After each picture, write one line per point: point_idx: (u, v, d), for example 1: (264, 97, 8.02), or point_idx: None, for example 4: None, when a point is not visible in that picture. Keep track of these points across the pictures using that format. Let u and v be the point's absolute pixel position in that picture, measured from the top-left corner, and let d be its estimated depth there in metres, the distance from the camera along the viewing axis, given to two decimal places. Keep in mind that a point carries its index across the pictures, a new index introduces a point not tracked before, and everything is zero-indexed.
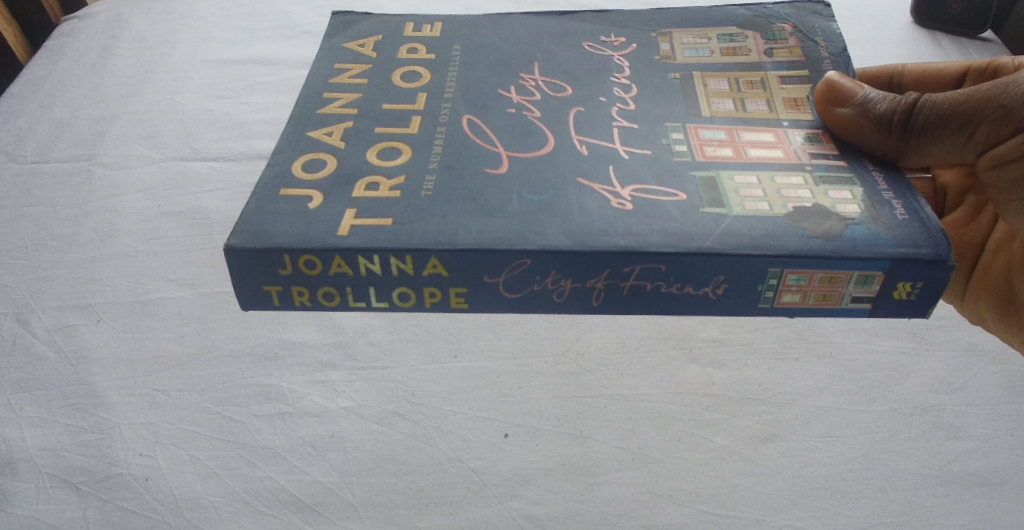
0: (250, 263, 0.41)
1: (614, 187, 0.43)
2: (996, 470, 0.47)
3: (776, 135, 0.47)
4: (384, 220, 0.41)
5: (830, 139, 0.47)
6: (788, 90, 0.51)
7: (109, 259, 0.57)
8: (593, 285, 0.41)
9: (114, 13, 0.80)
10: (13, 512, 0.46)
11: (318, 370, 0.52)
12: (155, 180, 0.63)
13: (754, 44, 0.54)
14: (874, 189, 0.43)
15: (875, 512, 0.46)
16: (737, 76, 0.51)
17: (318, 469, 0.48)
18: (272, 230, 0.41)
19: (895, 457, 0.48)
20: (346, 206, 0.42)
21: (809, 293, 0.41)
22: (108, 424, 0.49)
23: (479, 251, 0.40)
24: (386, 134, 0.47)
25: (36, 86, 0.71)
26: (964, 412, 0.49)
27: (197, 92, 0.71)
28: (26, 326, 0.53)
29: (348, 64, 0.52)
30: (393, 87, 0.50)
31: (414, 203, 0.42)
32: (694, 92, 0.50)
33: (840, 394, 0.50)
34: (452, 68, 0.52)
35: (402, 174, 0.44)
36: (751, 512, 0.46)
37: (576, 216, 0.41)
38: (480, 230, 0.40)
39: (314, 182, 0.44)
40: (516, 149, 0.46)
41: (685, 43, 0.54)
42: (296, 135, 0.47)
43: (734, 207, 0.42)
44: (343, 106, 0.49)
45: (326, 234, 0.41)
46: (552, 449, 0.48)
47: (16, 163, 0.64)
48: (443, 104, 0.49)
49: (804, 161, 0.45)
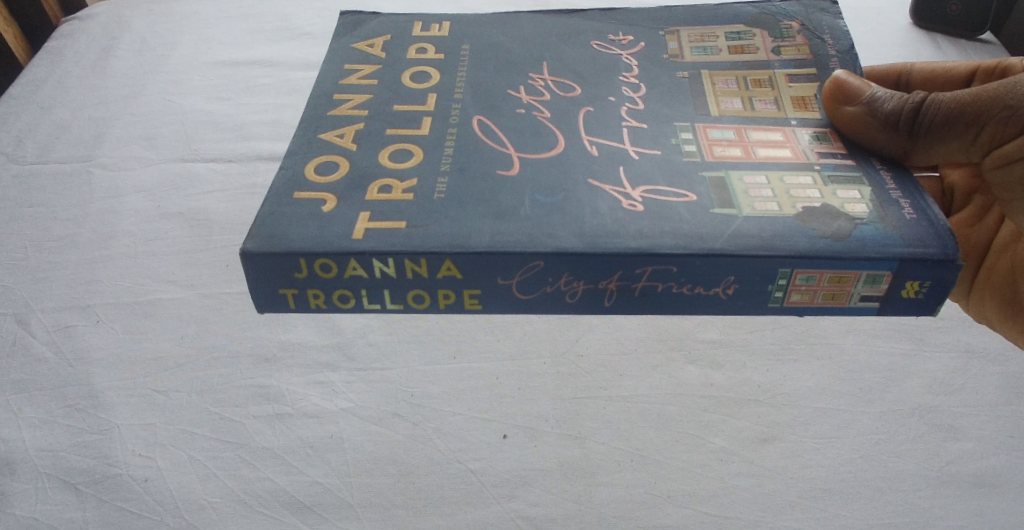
0: (266, 268, 0.41)
1: (623, 186, 0.43)
2: (995, 470, 0.47)
3: (784, 133, 0.48)
4: (401, 222, 0.41)
5: (837, 137, 0.47)
6: (795, 88, 0.51)
7: (108, 261, 0.57)
8: (605, 286, 0.41)
9: (115, 14, 0.80)
10: (12, 513, 0.46)
11: (318, 371, 0.52)
12: (155, 181, 0.63)
13: (762, 41, 0.54)
14: (882, 187, 0.44)
15: (873, 513, 0.46)
16: (745, 74, 0.51)
17: (318, 470, 0.48)
18: (288, 234, 0.41)
19: (895, 458, 0.48)
20: (361, 209, 0.42)
21: (816, 292, 0.41)
22: (108, 425, 0.49)
23: (493, 254, 0.40)
24: (399, 135, 0.47)
25: (36, 88, 0.71)
26: (964, 413, 0.49)
27: (198, 93, 0.71)
28: (26, 327, 0.53)
29: (357, 64, 0.52)
30: (403, 88, 0.50)
31: (427, 206, 0.42)
32: (702, 90, 0.50)
33: (839, 395, 0.50)
34: (462, 67, 0.52)
35: (415, 175, 0.44)
36: (749, 513, 0.46)
37: (588, 219, 0.41)
38: (494, 232, 0.41)
39: (329, 186, 0.44)
40: (528, 150, 0.46)
41: (693, 41, 0.54)
42: (307, 137, 0.47)
43: (744, 207, 0.42)
44: (353, 106, 0.49)
45: (340, 237, 0.41)
46: (551, 450, 0.48)
47: (15, 164, 0.64)
48: (454, 104, 0.49)
49: (812, 160, 0.45)
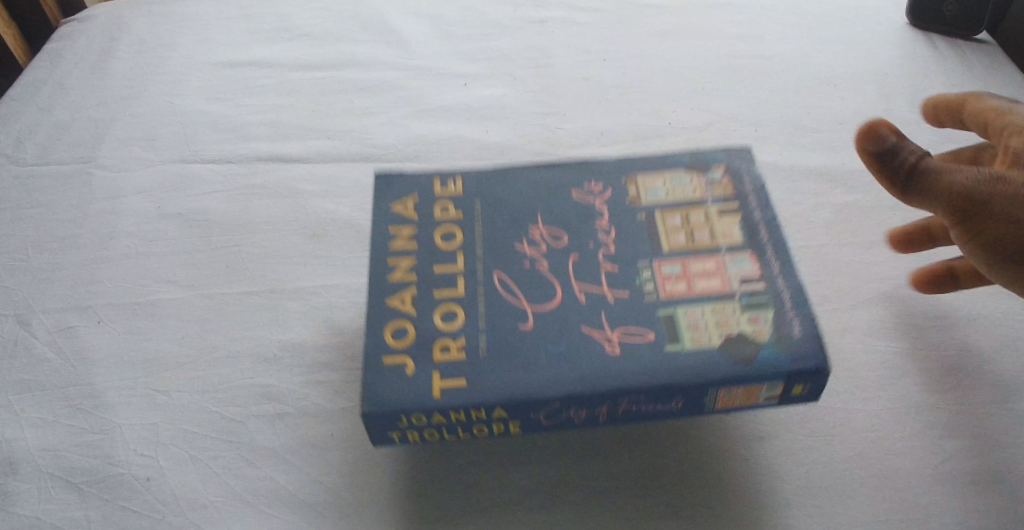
0: (382, 422, 0.45)
1: (599, 283, 0.48)
2: (989, 469, 0.48)
3: (713, 262, 0.49)
4: (468, 382, 0.45)
5: (768, 234, 0.50)
6: (723, 219, 0.51)
7: (109, 262, 0.57)
8: (599, 410, 0.45)
9: (114, 15, 0.80)
10: (15, 513, 0.46)
11: (317, 370, 0.52)
12: (155, 182, 0.63)
13: (696, 180, 0.53)
14: (795, 293, 0.47)
15: (869, 510, 0.46)
16: (687, 211, 0.51)
17: (318, 468, 0.48)
18: (399, 404, 0.44)
19: (890, 456, 0.48)
20: (428, 366, 0.45)
21: (736, 398, 0.45)
22: (109, 425, 0.49)
23: (551, 399, 0.44)
24: (445, 244, 0.51)
25: (36, 89, 0.72)
26: (958, 411, 0.50)
27: (198, 94, 0.71)
28: (27, 328, 0.54)
29: (402, 195, 0.53)
30: (444, 218, 0.52)
31: (485, 369, 0.45)
32: (652, 228, 0.51)
33: (836, 393, 0.51)
34: (488, 193, 0.53)
35: (469, 323, 0.47)
36: (746, 511, 0.46)
37: (601, 317, 0.46)
38: (558, 384, 0.44)
39: (397, 340, 0.46)
40: (556, 233, 0.51)
41: (646, 184, 0.53)
42: (375, 284, 0.49)
43: (685, 341, 0.45)
44: (401, 243, 0.51)
45: (420, 397, 0.44)
46: (548, 448, 0.49)
47: (16, 165, 0.64)
48: (492, 234, 0.51)
49: (733, 287, 0.47)
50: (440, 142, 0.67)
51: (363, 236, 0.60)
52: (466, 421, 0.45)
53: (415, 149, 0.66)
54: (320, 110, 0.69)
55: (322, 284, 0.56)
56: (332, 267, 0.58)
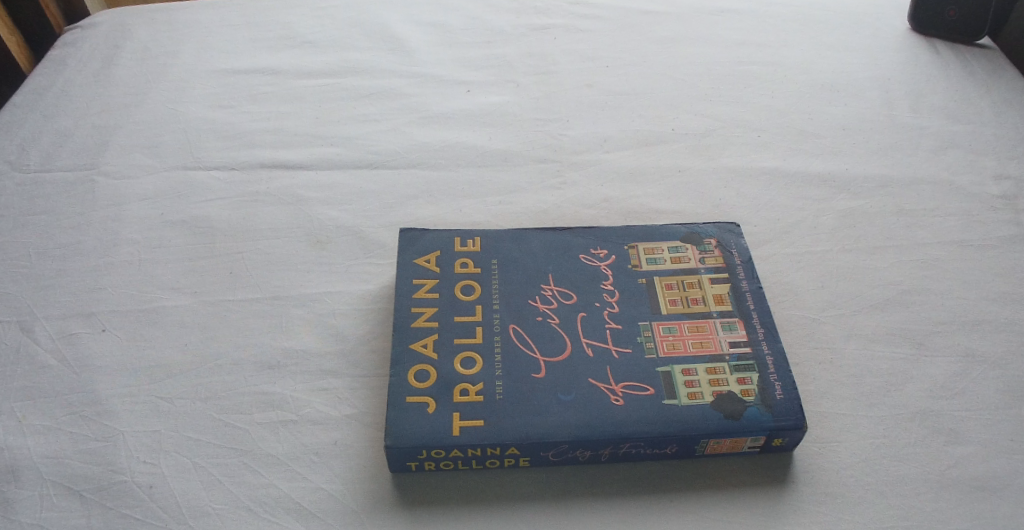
0: (401, 456, 0.46)
1: (606, 339, 0.51)
2: (995, 474, 0.47)
3: (707, 326, 0.51)
4: (485, 422, 0.47)
5: (755, 303, 0.53)
6: (716, 286, 0.54)
7: (113, 268, 0.57)
8: (601, 452, 0.47)
9: (117, 23, 0.81)
10: (16, 520, 0.46)
11: (321, 378, 0.52)
12: (158, 189, 0.63)
13: (691, 251, 0.56)
14: (777, 359, 0.50)
15: (876, 516, 0.46)
16: (683, 277, 0.54)
17: (322, 476, 0.48)
18: (419, 437, 0.46)
19: (896, 462, 0.48)
20: (449, 407, 0.47)
21: (723, 446, 0.48)
22: (112, 432, 0.49)
23: (563, 442, 0.46)
24: (466, 296, 0.53)
25: (39, 96, 0.72)
26: (964, 416, 0.50)
27: (201, 101, 0.71)
28: (30, 335, 0.54)
29: (427, 247, 0.55)
30: (467, 271, 0.54)
31: (502, 408, 0.47)
32: (649, 292, 0.53)
33: (841, 399, 0.51)
34: (510, 243, 0.56)
35: (487, 370, 0.49)
36: (752, 518, 0.46)
37: (608, 372, 0.49)
38: (567, 423, 0.47)
39: (419, 381, 0.48)
40: (568, 291, 0.53)
41: (646, 251, 0.56)
42: (399, 327, 0.51)
43: (681, 396, 0.48)
44: (424, 292, 0.53)
45: (441, 435, 0.46)
46: None
47: (19, 172, 0.64)
48: (512, 285, 0.53)
49: (724, 350, 0.50)
50: (443, 148, 0.67)
51: (366, 242, 0.60)
52: (480, 457, 0.47)
53: (418, 155, 0.66)
54: (324, 117, 0.70)
55: (325, 291, 0.56)
56: (336, 273, 0.58)
